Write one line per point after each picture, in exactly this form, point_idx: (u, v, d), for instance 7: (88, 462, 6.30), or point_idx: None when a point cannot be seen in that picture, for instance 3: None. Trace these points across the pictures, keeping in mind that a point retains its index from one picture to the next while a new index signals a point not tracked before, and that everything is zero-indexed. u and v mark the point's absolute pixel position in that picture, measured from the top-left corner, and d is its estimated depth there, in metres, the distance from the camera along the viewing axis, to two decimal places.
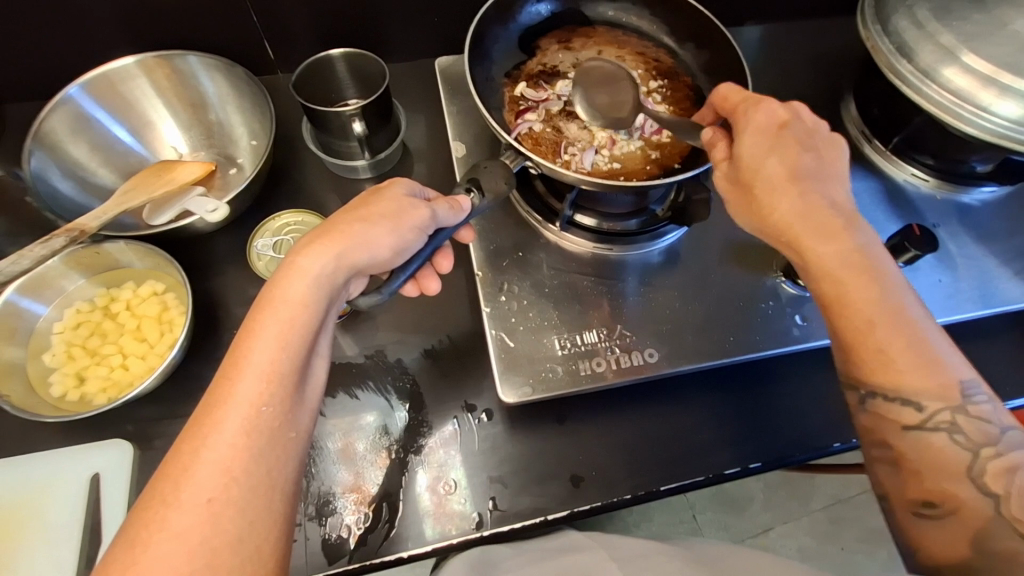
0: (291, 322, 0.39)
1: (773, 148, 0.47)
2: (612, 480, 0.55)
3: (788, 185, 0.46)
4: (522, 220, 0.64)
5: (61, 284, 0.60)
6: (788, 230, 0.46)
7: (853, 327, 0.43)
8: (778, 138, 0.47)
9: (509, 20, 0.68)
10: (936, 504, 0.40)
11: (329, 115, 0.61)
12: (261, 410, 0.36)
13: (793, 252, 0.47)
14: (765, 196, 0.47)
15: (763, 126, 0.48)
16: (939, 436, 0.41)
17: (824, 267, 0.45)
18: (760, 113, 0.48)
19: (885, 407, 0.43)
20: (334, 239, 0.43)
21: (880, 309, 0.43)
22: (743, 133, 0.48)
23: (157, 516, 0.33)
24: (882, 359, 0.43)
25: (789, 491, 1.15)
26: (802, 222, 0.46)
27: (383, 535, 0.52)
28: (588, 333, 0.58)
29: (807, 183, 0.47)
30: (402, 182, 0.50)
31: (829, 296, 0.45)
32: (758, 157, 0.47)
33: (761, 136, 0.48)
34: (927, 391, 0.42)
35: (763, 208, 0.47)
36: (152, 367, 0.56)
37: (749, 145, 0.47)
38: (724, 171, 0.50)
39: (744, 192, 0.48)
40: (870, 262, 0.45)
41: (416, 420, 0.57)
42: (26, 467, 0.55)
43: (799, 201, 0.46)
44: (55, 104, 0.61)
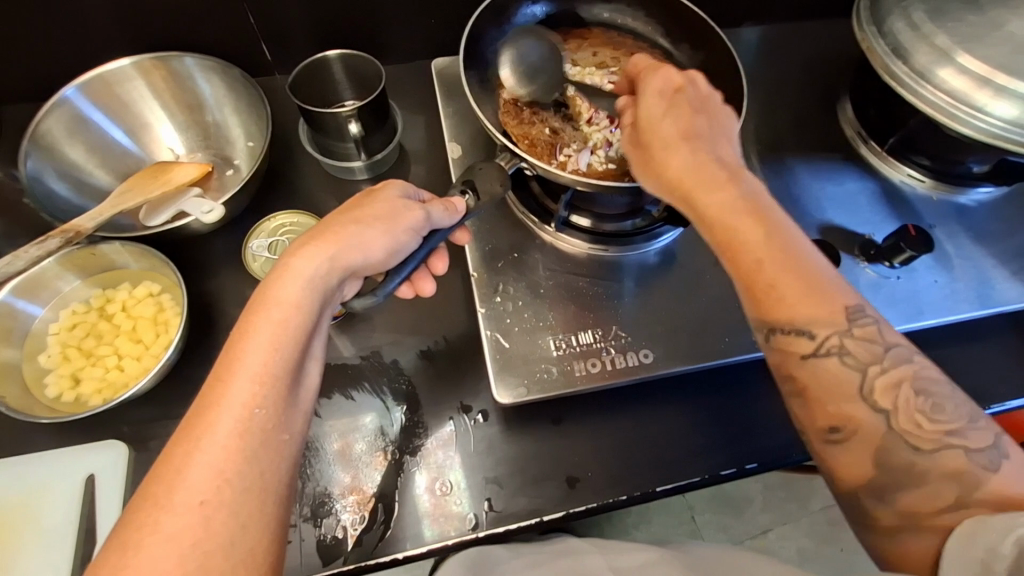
0: (284, 324, 0.39)
1: (668, 109, 0.49)
2: (609, 480, 0.55)
3: (681, 142, 0.47)
4: (518, 221, 0.64)
5: (57, 285, 0.60)
6: (679, 182, 0.47)
7: (745, 267, 0.44)
8: (673, 101, 0.49)
9: (504, 22, 0.68)
10: (840, 428, 0.41)
11: (325, 116, 0.62)
12: (254, 412, 0.36)
13: (686, 207, 0.47)
14: (659, 154, 0.48)
15: (660, 91, 0.50)
16: (832, 360, 0.42)
17: (715, 216, 0.45)
18: (658, 78, 0.50)
19: (784, 341, 0.43)
20: (327, 240, 0.43)
21: (768, 248, 0.43)
22: (643, 97, 0.50)
23: (151, 519, 0.33)
24: (773, 295, 0.43)
25: (787, 493, 1.15)
26: (692, 174, 0.46)
27: (379, 536, 0.52)
28: (583, 334, 0.58)
29: (699, 141, 0.48)
30: (395, 183, 0.50)
31: (721, 242, 0.45)
32: (657, 117, 0.49)
33: (659, 98, 0.49)
34: (812, 318, 0.42)
35: (659, 163, 0.48)
36: (148, 368, 0.56)
37: (650, 106, 0.49)
38: (629, 136, 0.51)
39: (643, 150, 0.49)
40: (761, 207, 0.45)
41: (413, 420, 0.57)
42: (22, 468, 0.54)
43: (690, 156, 0.47)
44: (51, 106, 0.62)
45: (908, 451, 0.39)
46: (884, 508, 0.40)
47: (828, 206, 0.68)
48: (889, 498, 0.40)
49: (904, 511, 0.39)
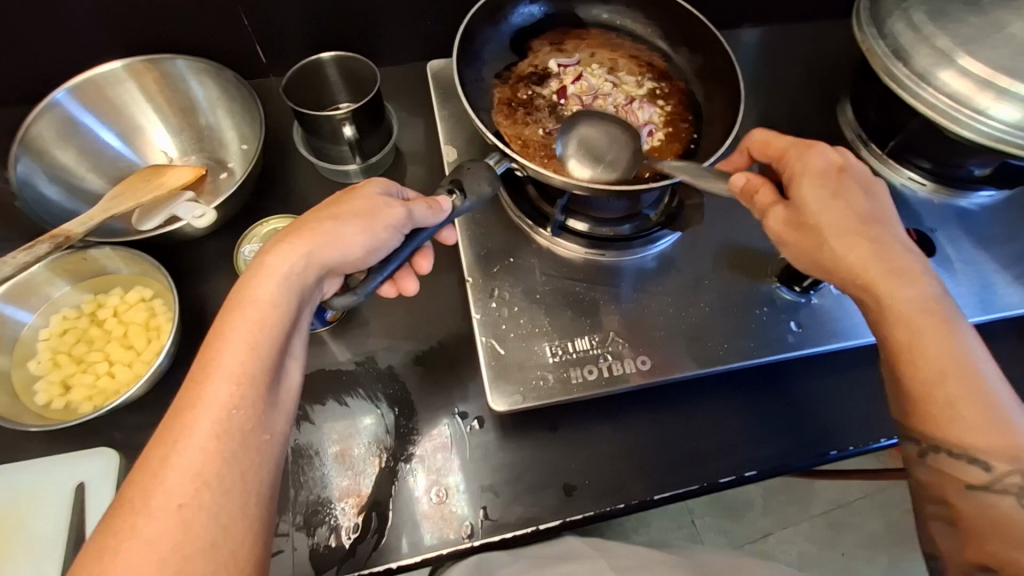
0: (260, 322, 0.39)
1: (835, 193, 0.47)
2: (605, 489, 0.55)
3: (857, 231, 0.45)
4: (512, 224, 0.63)
5: (47, 291, 0.59)
6: (860, 275, 0.45)
7: (922, 378, 0.42)
8: (840, 182, 0.47)
9: (501, 22, 0.67)
10: (995, 570, 0.39)
11: (319, 119, 0.61)
12: (232, 413, 0.36)
13: (869, 298, 0.45)
14: (831, 242, 0.45)
15: (821, 173, 0.48)
16: (1008, 500, 0.40)
17: (901, 312, 0.43)
18: (817, 158, 0.48)
19: (948, 463, 0.41)
20: (303, 236, 0.43)
21: (954, 359, 0.41)
22: (801, 180, 0.48)
23: (128, 523, 0.32)
24: (948, 411, 0.41)
25: (787, 497, 1.14)
26: (878, 270, 0.44)
27: (373, 545, 0.51)
28: (579, 340, 0.57)
29: (873, 230, 0.46)
30: (377, 182, 0.49)
31: (901, 345, 0.43)
32: (824, 204, 0.46)
33: (822, 179, 0.47)
34: (992, 450, 0.40)
35: (832, 251, 0.45)
36: (138, 374, 0.56)
37: (809, 189, 0.47)
38: (778, 216, 0.48)
39: (808, 236, 0.46)
40: (944, 310, 0.43)
41: (405, 426, 0.56)
42: (10, 476, 0.54)
43: (869, 247, 0.45)
44: (41, 110, 0.61)
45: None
46: None
47: None
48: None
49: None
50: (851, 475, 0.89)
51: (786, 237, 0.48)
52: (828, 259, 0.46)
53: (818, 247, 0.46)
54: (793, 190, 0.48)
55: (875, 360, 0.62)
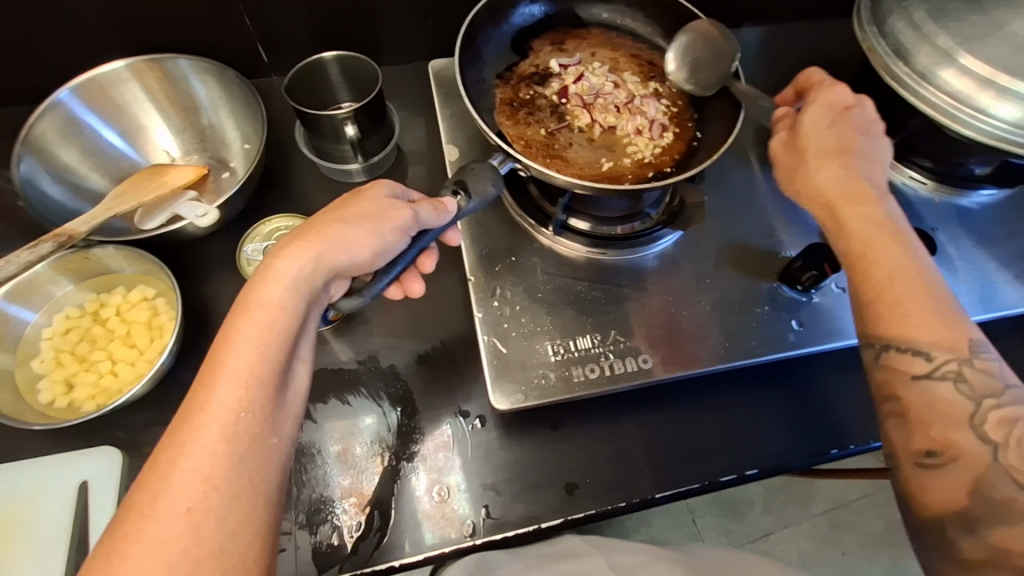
0: (268, 326, 0.39)
1: (830, 124, 0.55)
2: (607, 487, 0.55)
3: (835, 158, 0.53)
4: (514, 223, 0.63)
5: (49, 290, 0.59)
6: (825, 193, 0.53)
7: (873, 281, 0.47)
8: (839, 117, 0.55)
9: (501, 22, 0.68)
10: (938, 453, 0.41)
11: (321, 119, 0.61)
12: (240, 416, 0.36)
13: (830, 218, 0.52)
14: (806, 162, 0.54)
15: (829, 106, 0.56)
16: (945, 385, 0.43)
17: (852, 224, 0.51)
18: (830, 94, 0.56)
19: (897, 359, 0.45)
20: (311, 239, 0.43)
21: (898, 265, 0.47)
22: (808, 109, 0.56)
23: (136, 527, 0.32)
24: (893, 308, 0.46)
25: (788, 496, 1.14)
26: (839, 192, 0.52)
27: (375, 544, 0.51)
28: (582, 339, 0.57)
29: (852, 159, 0.53)
30: (383, 183, 0.49)
31: (852, 252, 0.50)
32: (815, 132, 0.55)
33: (825, 111, 0.55)
34: (930, 341, 0.44)
35: (805, 170, 0.54)
36: (141, 373, 0.56)
37: (811, 116, 0.55)
38: (781, 140, 0.57)
39: (792, 157, 0.56)
40: (897, 228, 0.50)
41: (407, 425, 0.56)
42: (13, 475, 0.54)
43: (841, 172, 0.53)
44: (44, 109, 0.61)
45: (1010, 485, 0.40)
46: (971, 539, 0.40)
47: None
48: (979, 528, 0.40)
49: (990, 543, 0.39)
50: (852, 474, 0.89)
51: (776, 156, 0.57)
52: (800, 176, 0.55)
53: (798, 165, 0.55)
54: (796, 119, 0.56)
55: None
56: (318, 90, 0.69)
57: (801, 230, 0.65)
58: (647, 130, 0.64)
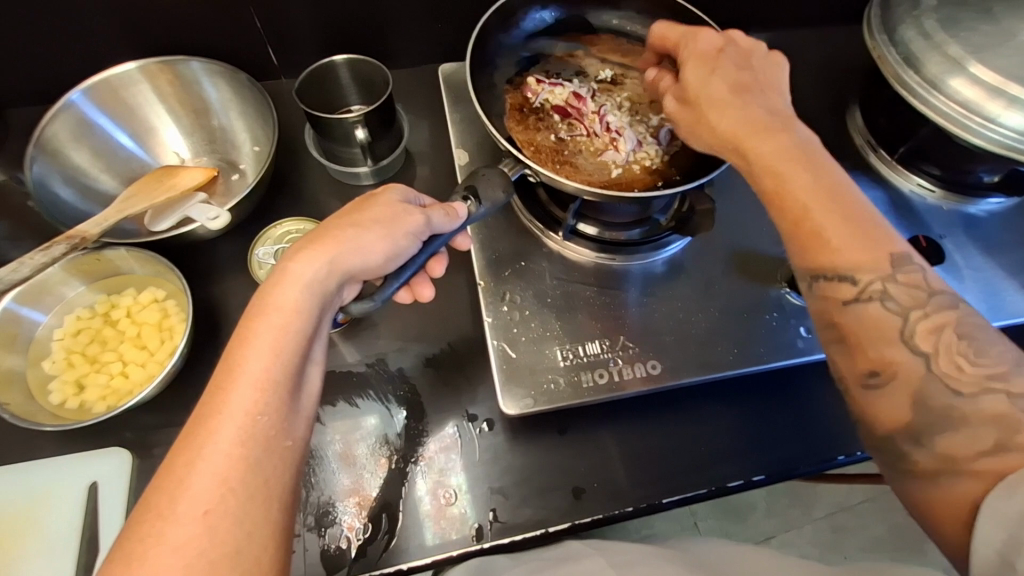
0: (284, 329, 0.39)
1: (711, 67, 0.52)
2: (613, 490, 0.55)
3: (730, 98, 0.50)
4: (523, 228, 0.64)
5: (61, 291, 0.60)
6: (735, 141, 0.49)
7: (793, 218, 0.45)
8: (716, 59, 0.52)
9: (513, 27, 0.68)
10: (879, 372, 0.40)
11: (331, 122, 0.61)
12: (256, 419, 0.36)
13: (740, 157, 0.49)
14: (708, 112, 0.50)
15: (701, 53, 0.53)
16: (873, 305, 0.42)
17: (766, 161, 0.47)
18: (698, 41, 0.54)
19: (828, 287, 0.43)
20: (326, 243, 0.43)
21: (819, 200, 0.44)
22: (683, 63, 0.53)
23: (155, 529, 0.32)
24: (817, 241, 0.44)
25: (790, 499, 1.15)
26: (743, 127, 0.48)
27: (383, 546, 0.51)
28: (590, 344, 0.57)
29: (748, 95, 0.50)
30: (396, 188, 0.49)
31: (769, 192, 0.47)
32: (702, 79, 0.51)
33: (701, 58, 0.53)
34: (855, 264, 0.42)
35: (708, 120, 0.50)
36: (152, 375, 0.56)
37: (691, 71, 0.52)
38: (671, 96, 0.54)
39: (690, 111, 0.52)
40: (806, 154, 0.47)
41: (415, 428, 0.56)
42: (25, 475, 0.54)
43: (741, 109, 0.49)
44: (56, 111, 0.62)
45: (947, 394, 0.38)
46: (923, 452, 0.38)
47: None
48: (926, 441, 0.39)
49: (942, 455, 0.38)
50: (856, 479, 0.89)
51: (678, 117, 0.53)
52: (705, 130, 0.50)
53: (700, 120, 0.51)
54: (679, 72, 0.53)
55: None
56: (327, 92, 0.69)
57: None
58: (657, 137, 0.64)
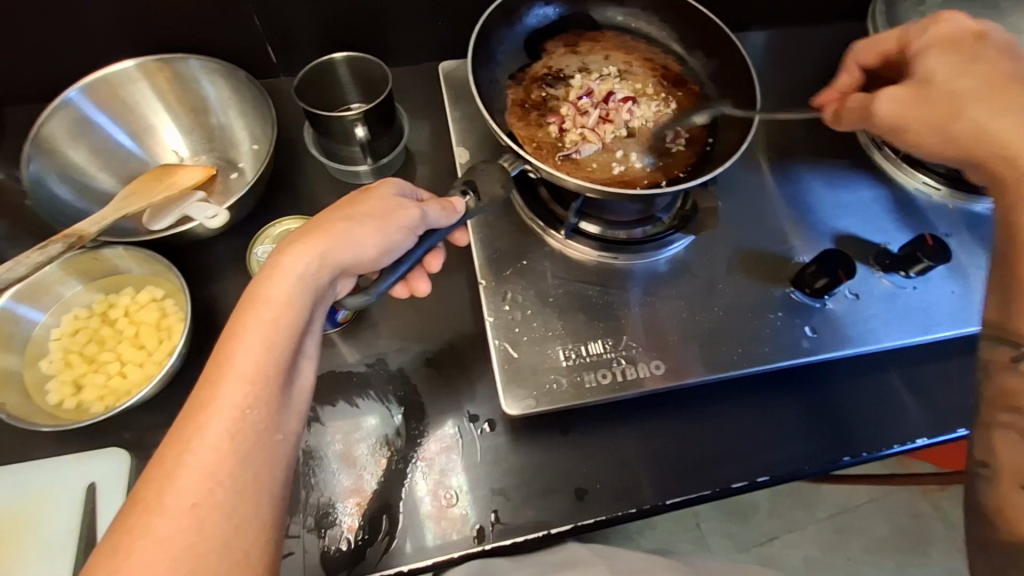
0: (275, 323, 0.39)
1: (965, 60, 0.48)
2: (617, 492, 0.54)
3: (993, 92, 0.45)
4: (524, 226, 0.63)
5: (59, 291, 0.59)
6: (998, 141, 0.43)
7: None
8: (968, 52, 0.48)
9: (515, 23, 0.67)
10: None
11: (331, 120, 0.61)
12: (245, 414, 0.36)
13: (1010, 160, 0.42)
14: (968, 104, 0.45)
15: (952, 41, 0.49)
16: None
17: None
18: (948, 30, 0.50)
19: None
20: (318, 237, 0.42)
21: None
22: (924, 57, 0.50)
23: (141, 522, 0.32)
24: None
25: (793, 501, 1.14)
26: (1018, 130, 0.43)
27: (383, 548, 0.51)
28: (592, 344, 0.57)
29: (1022, 93, 0.45)
30: (393, 182, 0.49)
31: None
32: (955, 71, 0.47)
33: (951, 51, 0.49)
34: None
35: (964, 115, 0.45)
36: (150, 375, 0.55)
37: (936, 62, 0.49)
38: (895, 92, 0.49)
39: (939, 100, 0.47)
40: None
41: (416, 429, 0.56)
42: (21, 476, 0.54)
43: (1001, 112, 0.44)
44: (53, 109, 0.61)
45: None
46: None
47: (839, 214, 0.67)
48: None
49: None
50: (859, 479, 0.89)
51: (911, 114, 0.48)
52: (965, 127, 0.45)
53: (952, 113, 0.46)
54: (920, 66, 0.49)
55: (885, 366, 0.62)
56: (329, 90, 0.69)
57: (812, 236, 0.65)
58: (659, 137, 0.64)
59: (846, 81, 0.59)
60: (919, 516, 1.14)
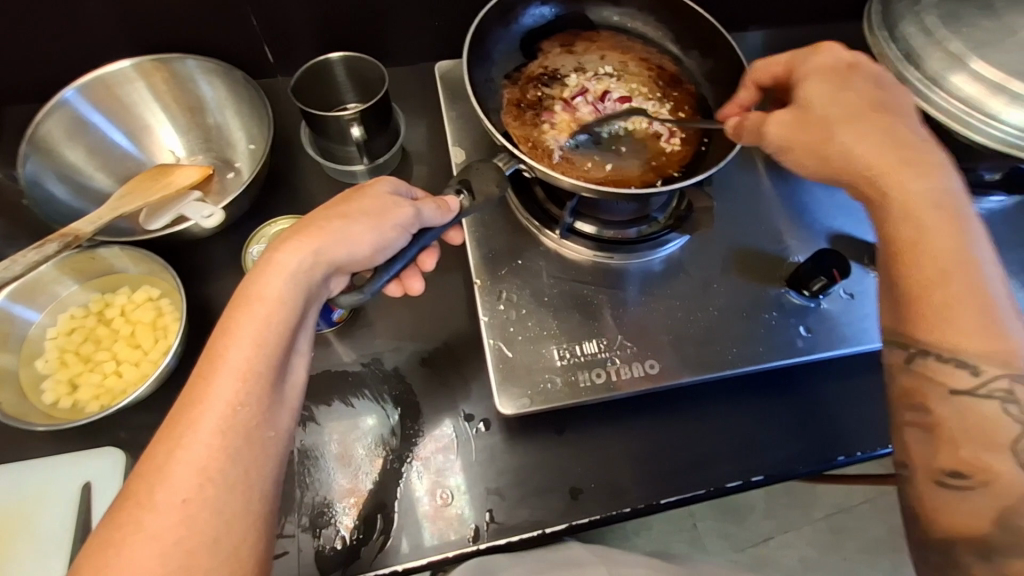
0: (267, 320, 0.39)
1: (837, 87, 0.48)
2: (611, 491, 0.55)
3: (871, 122, 0.46)
4: (520, 226, 0.63)
5: (55, 290, 0.59)
6: (878, 170, 0.44)
7: (925, 279, 0.40)
8: (845, 77, 0.49)
9: (511, 23, 0.67)
10: (967, 475, 0.37)
11: (327, 120, 0.61)
12: (237, 410, 0.36)
13: (883, 196, 0.44)
14: (836, 132, 0.46)
15: (829, 68, 0.50)
16: (992, 404, 0.38)
17: (912, 202, 0.42)
18: (824, 58, 0.50)
19: (933, 367, 0.39)
20: (312, 234, 0.42)
21: (959, 265, 0.39)
22: (804, 82, 0.50)
23: (133, 517, 0.32)
24: (941, 313, 0.39)
25: (790, 500, 1.14)
26: (885, 159, 0.44)
27: (378, 548, 0.51)
28: (587, 343, 0.57)
29: (890, 116, 0.46)
30: (387, 180, 0.49)
31: (902, 244, 0.42)
32: (829, 97, 0.48)
33: (829, 75, 0.49)
34: (978, 351, 0.38)
35: (836, 139, 0.46)
36: (145, 374, 0.55)
37: (814, 89, 0.48)
38: (783, 117, 0.49)
39: (808, 129, 0.47)
40: (958, 204, 0.42)
41: (411, 429, 0.56)
42: (17, 475, 0.54)
43: (878, 141, 0.45)
44: (50, 109, 0.61)
45: None
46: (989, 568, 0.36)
47: (836, 214, 0.67)
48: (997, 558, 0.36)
49: None
50: (856, 479, 0.89)
51: (792, 137, 0.48)
52: (835, 153, 0.46)
53: (824, 138, 0.46)
54: (798, 93, 0.49)
55: (881, 366, 0.62)
56: (324, 90, 0.69)
57: (808, 236, 0.65)
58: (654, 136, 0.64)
59: (745, 96, 0.58)
60: None
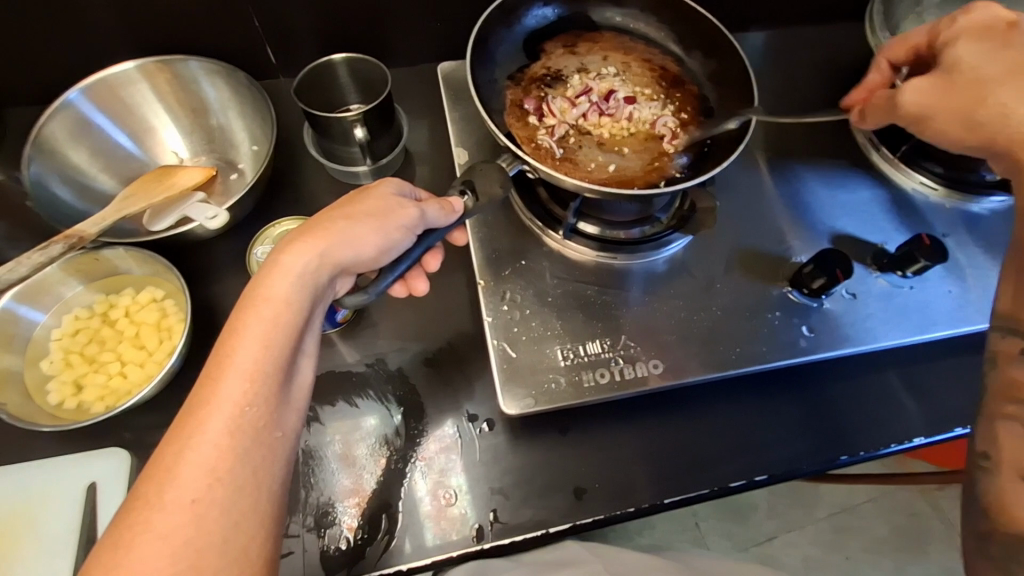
0: (274, 321, 0.39)
1: (991, 47, 0.49)
2: (615, 491, 0.55)
3: (1009, 79, 0.47)
4: (523, 227, 0.63)
5: (59, 291, 0.59)
6: (1017, 128, 0.45)
7: None
8: (996, 37, 0.50)
9: (513, 23, 0.68)
10: None
11: (331, 121, 0.61)
12: (244, 411, 0.36)
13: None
14: (989, 89, 0.47)
15: (984, 30, 0.51)
16: None
17: None
18: (977, 20, 0.52)
19: None
20: (318, 235, 0.43)
21: None
22: (954, 46, 0.51)
23: (141, 517, 0.32)
24: None
25: (792, 500, 1.14)
26: None
27: (382, 548, 0.51)
28: (591, 344, 0.57)
29: None
30: (392, 182, 0.49)
31: None
32: (981, 57, 0.49)
33: (978, 37, 0.50)
34: None
35: (992, 99, 0.47)
36: (150, 375, 0.56)
37: (965, 50, 0.50)
38: (924, 84, 0.51)
39: (964, 90, 0.48)
40: None
41: (415, 429, 0.56)
42: (22, 476, 0.54)
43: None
44: (54, 110, 0.61)
45: None
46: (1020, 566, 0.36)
47: (838, 214, 0.67)
48: None
49: None
50: (858, 479, 0.89)
51: (935, 101, 0.50)
52: (991, 112, 0.47)
53: (973, 98, 0.48)
54: (946, 55, 0.51)
55: (883, 366, 0.62)
56: (328, 91, 0.69)
57: (810, 236, 0.65)
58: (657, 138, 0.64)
59: (877, 77, 0.60)
60: (918, 515, 1.14)
